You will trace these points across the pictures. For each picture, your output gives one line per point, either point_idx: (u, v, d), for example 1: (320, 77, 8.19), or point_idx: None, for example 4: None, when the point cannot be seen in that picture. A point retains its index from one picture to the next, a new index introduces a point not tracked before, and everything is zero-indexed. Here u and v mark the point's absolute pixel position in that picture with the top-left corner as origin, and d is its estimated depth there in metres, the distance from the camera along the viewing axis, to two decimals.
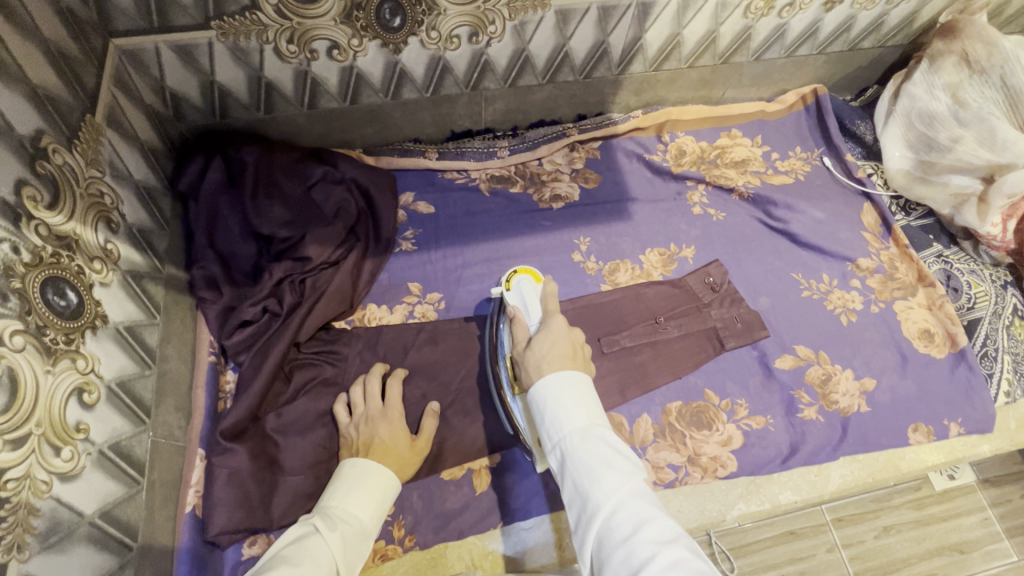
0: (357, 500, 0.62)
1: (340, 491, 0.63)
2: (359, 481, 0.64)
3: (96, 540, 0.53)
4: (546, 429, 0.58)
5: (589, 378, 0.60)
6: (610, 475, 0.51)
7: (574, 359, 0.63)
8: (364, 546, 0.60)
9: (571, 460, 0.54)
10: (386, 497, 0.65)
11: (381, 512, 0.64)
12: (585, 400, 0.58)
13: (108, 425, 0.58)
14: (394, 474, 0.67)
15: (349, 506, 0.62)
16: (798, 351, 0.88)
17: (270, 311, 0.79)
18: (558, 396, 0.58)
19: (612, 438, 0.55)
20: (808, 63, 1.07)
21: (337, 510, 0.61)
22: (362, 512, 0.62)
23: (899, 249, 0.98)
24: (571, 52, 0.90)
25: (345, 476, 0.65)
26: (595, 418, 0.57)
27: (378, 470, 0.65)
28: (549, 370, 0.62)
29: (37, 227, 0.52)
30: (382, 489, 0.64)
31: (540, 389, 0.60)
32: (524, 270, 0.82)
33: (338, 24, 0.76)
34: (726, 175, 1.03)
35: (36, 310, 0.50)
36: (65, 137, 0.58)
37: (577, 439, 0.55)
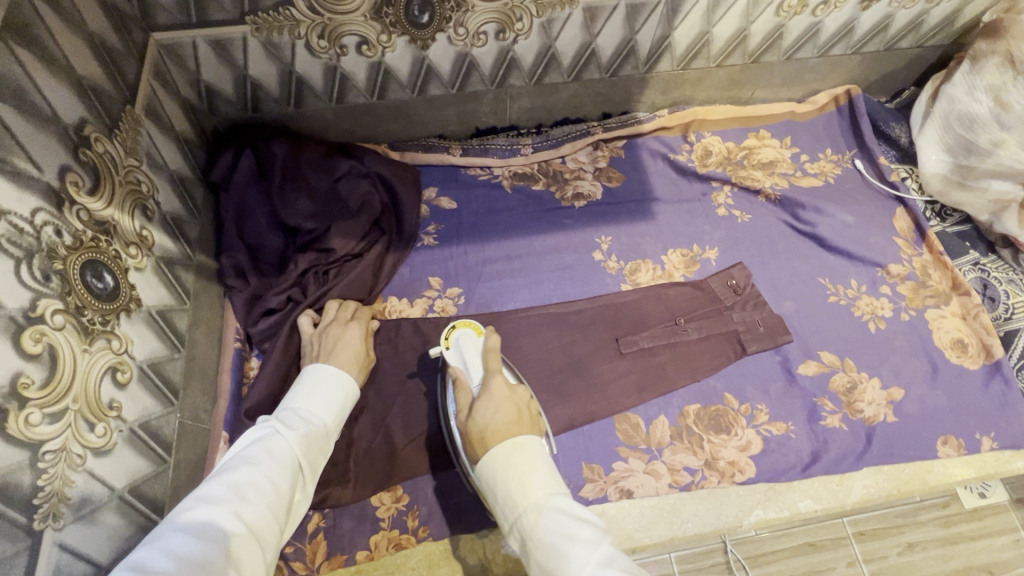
0: (318, 401, 0.61)
1: (302, 393, 0.62)
2: (318, 384, 0.63)
3: (125, 514, 0.55)
4: (502, 509, 0.55)
5: (539, 443, 0.59)
6: (572, 548, 0.49)
7: (520, 422, 0.61)
8: (328, 445, 0.59)
9: (533, 539, 0.52)
10: (345, 400, 0.64)
11: (342, 414, 0.63)
12: (538, 469, 0.56)
13: (139, 404, 0.60)
14: (351, 377, 0.66)
15: (312, 406, 0.60)
16: (823, 358, 0.86)
17: (294, 300, 0.81)
18: (508, 469, 0.56)
19: (571, 506, 0.53)
20: (842, 63, 1.04)
21: (298, 410, 0.59)
22: (324, 410, 0.61)
23: (933, 255, 0.95)
24: (598, 50, 0.90)
25: (307, 380, 0.64)
26: (551, 487, 0.55)
27: (338, 373, 0.65)
28: (494, 443, 0.59)
29: (79, 212, 0.54)
30: (343, 392, 0.64)
31: (488, 468, 0.57)
32: (468, 324, 0.77)
33: (368, 20, 0.77)
34: (752, 176, 1.02)
35: (76, 291, 0.52)
36: (106, 127, 0.60)
37: (533, 516, 0.53)
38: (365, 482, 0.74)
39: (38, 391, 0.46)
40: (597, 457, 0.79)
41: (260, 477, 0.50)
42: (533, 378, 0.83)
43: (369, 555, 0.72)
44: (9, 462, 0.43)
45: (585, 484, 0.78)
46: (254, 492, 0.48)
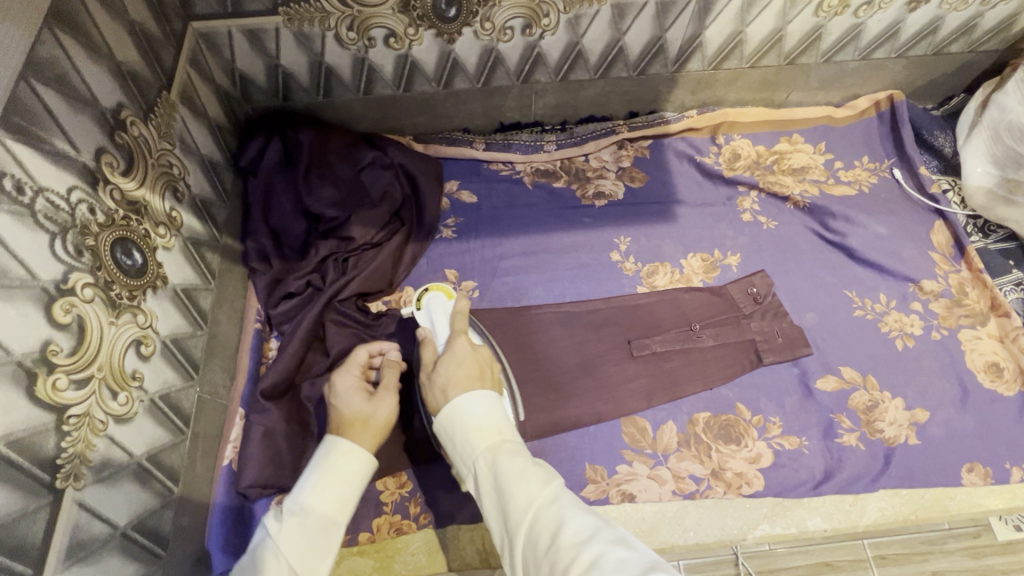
0: (324, 492, 0.55)
1: (308, 481, 0.56)
2: (316, 467, 0.57)
3: (142, 479, 0.58)
4: (458, 454, 0.56)
5: (495, 393, 0.58)
6: (525, 488, 0.50)
7: (482, 379, 0.61)
8: (333, 537, 0.55)
9: (487, 481, 0.53)
10: (348, 479, 0.57)
11: (349, 495, 0.57)
12: (493, 414, 0.56)
13: (161, 377, 0.63)
14: (354, 445, 0.59)
15: (306, 498, 0.55)
16: (844, 373, 0.83)
17: (313, 285, 0.83)
18: (466, 419, 0.56)
19: (525, 450, 0.54)
20: (885, 67, 0.99)
21: (290, 502, 0.55)
22: (315, 500, 0.55)
23: (972, 273, 0.90)
24: (625, 47, 0.88)
25: (316, 462, 0.58)
26: (506, 433, 0.55)
27: (336, 449, 0.58)
28: (453, 394, 0.58)
29: (112, 191, 0.57)
30: (352, 476, 0.57)
31: (445, 417, 0.57)
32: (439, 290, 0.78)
33: (396, 13, 0.78)
34: (781, 182, 0.98)
35: (106, 266, 0.55)
36: (142, 111, 0.63)
37: (487, 460, 0.53)
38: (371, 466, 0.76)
39: (67, 358, 0.49)
40: (601, 459, 0.79)
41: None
42: (541, 376, 0.83)
43: (372, 537, 0.74)
44: (36, 423, 0.46)
45: (588, 484, 0.78)
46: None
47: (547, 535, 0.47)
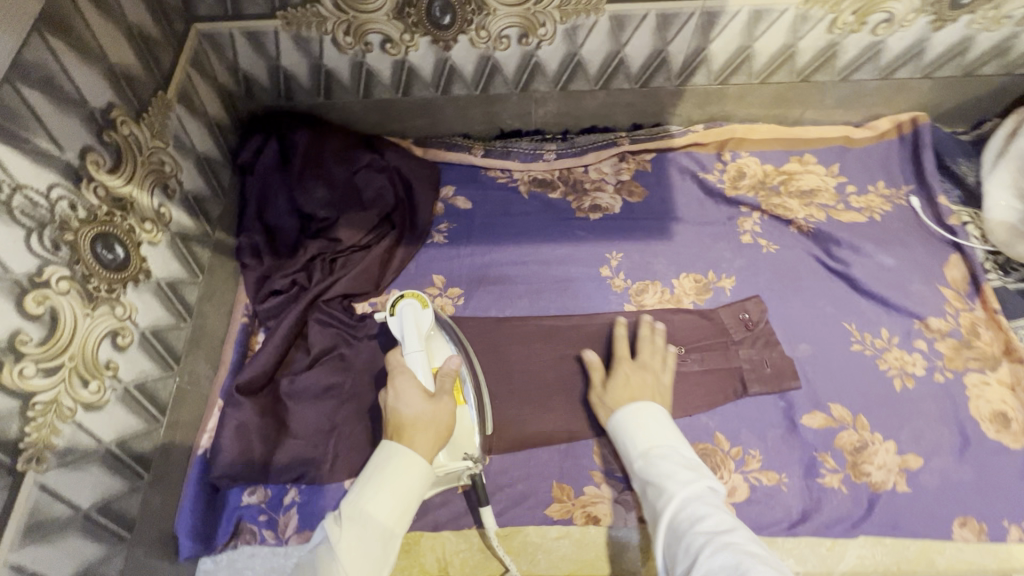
0: (381, 501, 0.57)
1: (370, 485, 0.59)
2: (379, 475, 0.59)
3: (110, 465, 0.61)
4: (622, 450, 0.72)
5: (658, 409, 0.72)
6: (674, 483, 0.63)
7: (647, 399, 0.74)
8: (391, 546, 0.57)
9: (644, 476, 0.67)
10: (407, 490, 0.59)
11: (408, 505, 0.59)
12: (655, 423, 0.71)
13: (137, 367, 0.66)
14: (414, 454, 0.60)
15: (367, 503, 0.57)
16: (833, 411, 0.79)
17: (300, 284, 0.85)
18: (630, 423, 0.72)
19: (678, 456, 0.67)
20: (908, 88, 0.94)
21: (354, 506, 0.57)
22: (377, 508, 0.57)
23: (987, 313, 0.84)
24: (626, 60, 0.86)
25: (378, 466, 0.60)
26: (666, 441, 0.69)
27: (397, 458, 0.60)
28: (624, 405, 0.74)
29: (96, 188, 0.60)
30: (405, 489, 0.59)
31: (613, 419, 0.74)
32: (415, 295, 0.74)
33: (391, 20, 0.79)
34: (786, 205, 0.94)
35: (84, 260, 0.58)
36: (135, 111, 0.66)
37: (642, 456, 0.69)
38: (341, 467, 0.76)
39: (36, 347, 0.52)
40: (569, 478, 0.78)
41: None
42: (516, 388, 0.83)
43: None
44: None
45: (552, 503, 0.77)
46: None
47: (690, 519, 0.59)
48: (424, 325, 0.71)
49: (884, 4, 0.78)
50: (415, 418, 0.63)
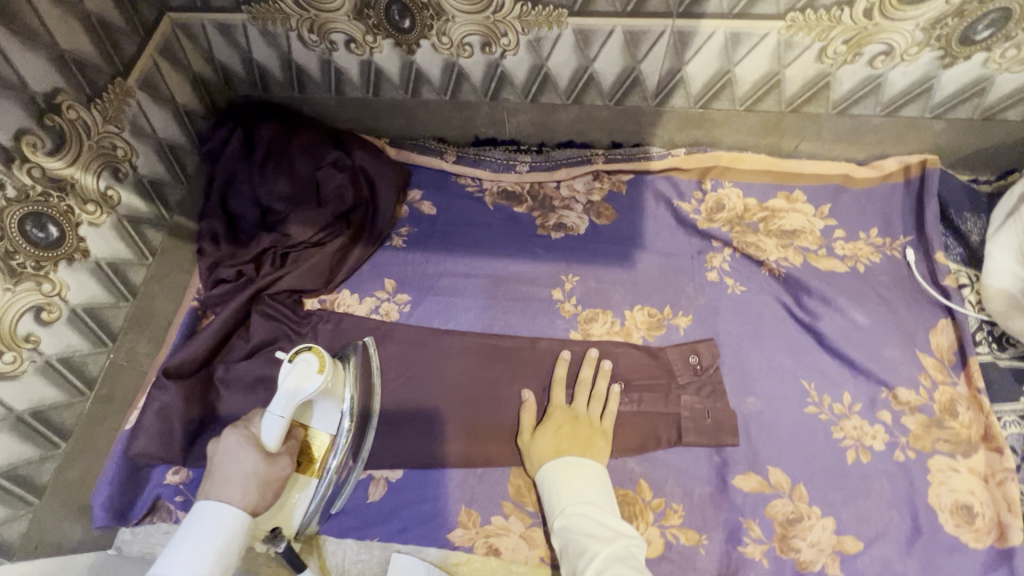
0: (191, 560, 0.53)
1: (180, 545, 0.55)
2: (192, 536, 0.55)
3: (20, 431, 0.64)
4: (546, 508, 0.69)
5: (585, 460, 0.71)
6: (596, 545, 0.61)
7: (575, 447, 0.73)
8: None
9: (566, 538, 0.64)
10: (228, 545, 0.56)
11: (226, 566, 0.55)
12: (580, 478, 0.68)
13: (63, 341, 0.69)
14: (234, 506, 0.59)
15: (182, 569, 0.53)
16: (770, 475, 0.73)
17: (247, 274, 0.86)
18: (555, 478, 0.69)
19: (599, 515, 0.65)
20: (916, 128, 0.84)
21: (162, 572, 0.53)
22: (193, 570, 0.53)
23: (969, 391, 0.75)
24: (596, 75, 0.82)
25: (189, 526, 0.57)
26: (589, 497, 0.67)
27: (215, 514, 0.58)
28: (552, 457, 0.72)
29: (30, 169, 0.63)
30: (225, 546, 0.56)
31: (538, 475, 0.72)
32: (320, 350, 0.65)
33: (352, 20, 0.78)
34: (760, 244, 0.87)
35: (9, 238, 0.61)
36: (85, 96, 0.68)
37: (563, 517, 0.66)
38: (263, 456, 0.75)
39: None
40: (478, 504, 0.76)
41: None
42: (443, 406, 0.81)
43: None
44: None
45: (456, 527, 0.75)
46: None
47: None
48: (304, 393, 0.62)
49: (880, 35, 0.70)
50: (241, 474, 0.61)
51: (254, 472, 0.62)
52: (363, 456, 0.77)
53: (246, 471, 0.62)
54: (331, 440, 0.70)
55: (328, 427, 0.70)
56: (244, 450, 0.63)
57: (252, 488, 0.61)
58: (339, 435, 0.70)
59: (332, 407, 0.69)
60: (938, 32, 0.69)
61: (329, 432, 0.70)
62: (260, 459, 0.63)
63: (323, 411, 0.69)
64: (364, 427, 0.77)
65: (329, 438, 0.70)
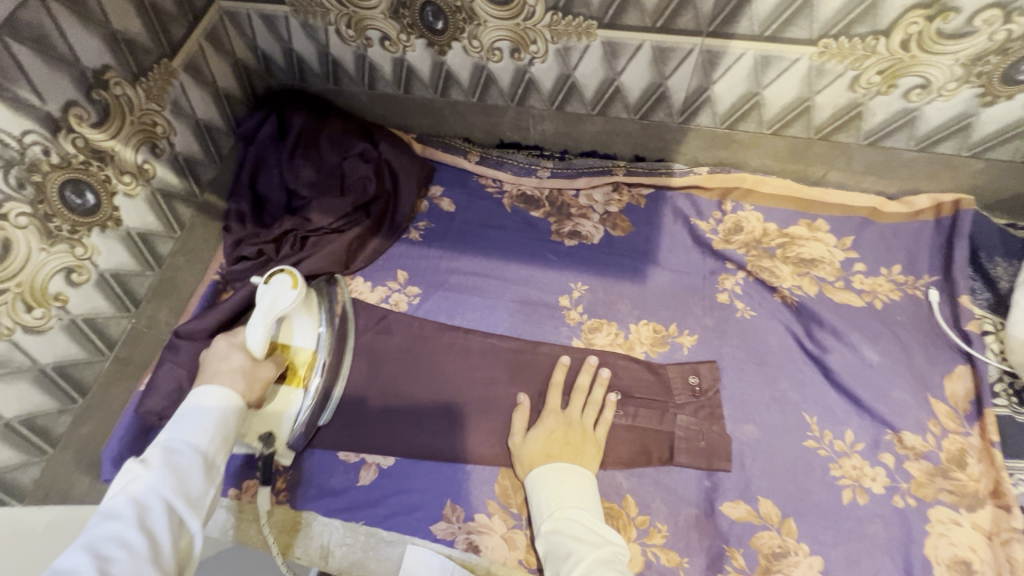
0: (196, 428, 0.58)
1: (179, 421, 0.59)
2: (190, 414, 0.59)
3: (42, 382, 0.69)
4: (533, 515, 0.70)
5: (573, 465, 0.71)
6: (581, 548, 0.62)
7: (563, 454, 0.73)
8: (214, 473, 0.57)
9: (552, 542, 0.65)
10: (225, 420, 0.61)
11: (226, 435, 0.60)
12: (566, 483, 0.69)
13: (89, 302, 0.73)
14: (230, 392, 0.63)
15: (186, 436, 0.57)
16: (760, 506, 0.72)
17: (267, 254, 0.89)
18: (543, 484, 0.70)
19: (584, 518, 0.65)
20: (952, 166, 0.81)
21: (167, 442, 0.56)
22: (195, 435, 0.57)
23: (983, 444, 0.72)
24: (622, 88, 0.82)
25: (186, 406, 0.61)
26: (574, 501, 0.67)
27: (211, 395, 0.62)
28: (538, 462, 0.73)
29: (75, 139, 0.67)
30: (226, 418, 0.61)
31: (527, 482, 0.72)
32: (292, 271, 0.74)
33: (387, 19, 0.81)
34: (775, 271, 0.86)
35: (49, 202, 0.65)
36: (131, 74, 0.72)
37: (549, 522, 0.66)
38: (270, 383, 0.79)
39: None
40: (464, 501, 0.77)
41: (127, 528, 0.48)
42: (439, 400, 0.82)
43: (237, 495, 0.78)
44: None
45: (439, 521, 0.76)
46: (120, 544, 0.47)
47: None
48: (280, 306, 0.71)
49: (917, 68, 0.69)
50: (231, 368, 0.67)
51: (242, 368, 0.67)
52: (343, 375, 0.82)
53: (234, 366, 0.67)
54: (311, 354, 0.80)
55: (309, 342, 0.80)
56: (233, 350, 0.69)
57: (240, 380, 0.66)
58: (319, 350, 0.80)
59: (308, 322, 0.81)
60: (979, 68, 0.67)
61: (310, 347, 0.80)
62: (246, 358, 0.69)
63: (301, 327, 0.80)
64: (341, 354, 0.83)
65: (310, 352, 0.80)
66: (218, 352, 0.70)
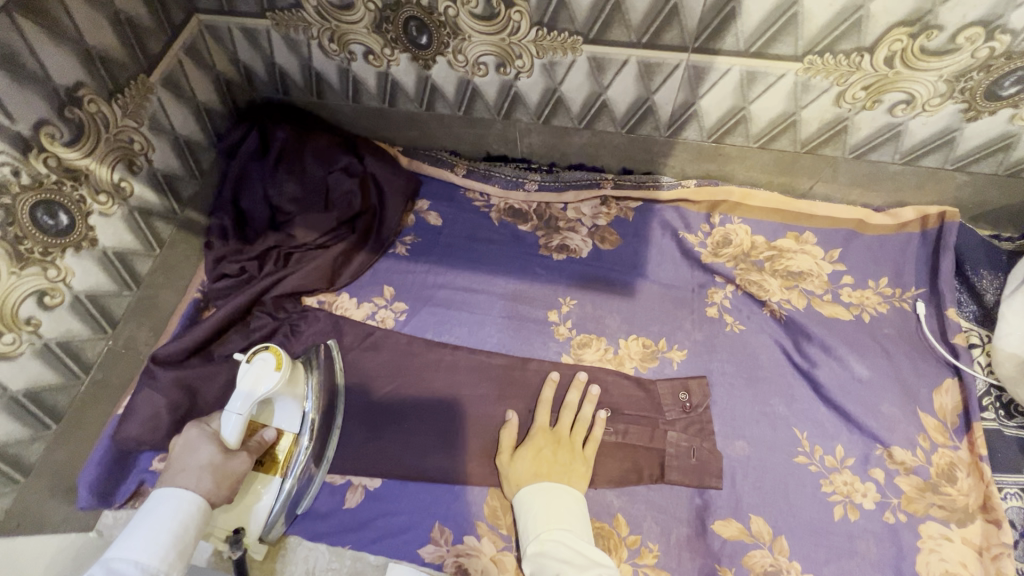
0: (147, 543, 0.58)
1: (133, 531, 0.59)
2: (148, 521, 0.60)
3: (13, 410, 0.67)
4: (520, 536, 0.69)
5: (560, 485, 0.70)
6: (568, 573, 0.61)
7: (553, 473, 0.72)
8: None
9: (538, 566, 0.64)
10: (182, 530, 0.60)
11: (182, 549, 0.60)
12: (553, 504, 0.68)
13: (63, 325, 0.71)
14: (192, 493, 0.63)
15: (136, 551, 0.57)
16: (751, 524, 0.71)
17: (250, 272, 0.87)
18: (530, 505, 0.69)
19: (570, 540, 0.65)
20: (937, 179, 0.82)
21: (118, 559, 0.57)
22: (144, 555, 0.57)
23: (971, 458, 0.72)
24: (609, 103, 0.81)
25: (145, 510, 0.61)
26: (561, 523, 0.66)
27: (163, 507, 0.61)
28: (528, 481, 0.72)
29: (46, 159, 0.65)
30: (182, 529, 0.60)
31: (514, 502, 0.71)
32: (277, 349, 0.70)
33: (370, 33, 0.79)
34: (764, 284, 0.86)
35: (19, 224, 0.63)
36: (107, 91, 0.71)
37: (536, 545, 0.65)
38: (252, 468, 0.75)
39: None
40: (452, 522, 0.75)
41: None
42: (426, 419, 0.81)
43: None
44: None
45: (428, 543, 0.74)
46: None
47: None
48: (262, 388, 0.67)
49: (902, 84, 0.69)
50: (198, 465, 0.65)
51: (210, 463, 0.65)
52: (329, 454, 0.78)
53: (202, 462, 0.65)
54: (293, 439, 0.75)
55: (290, 427, 0.75)
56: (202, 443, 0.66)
57: (207, 477, 0.64)
58: (301, 435, 0.75)
59: (291, 404, 0.74)
60: (962, 85, 0.68)
61: (290, 433, 0.75)
62: (217, 451, 0.66)
63: (285, 409, 0.74)
64: (325, 437, 0.78)
65: (291, 438, 0.75)
66: (188, 443, 0.67)
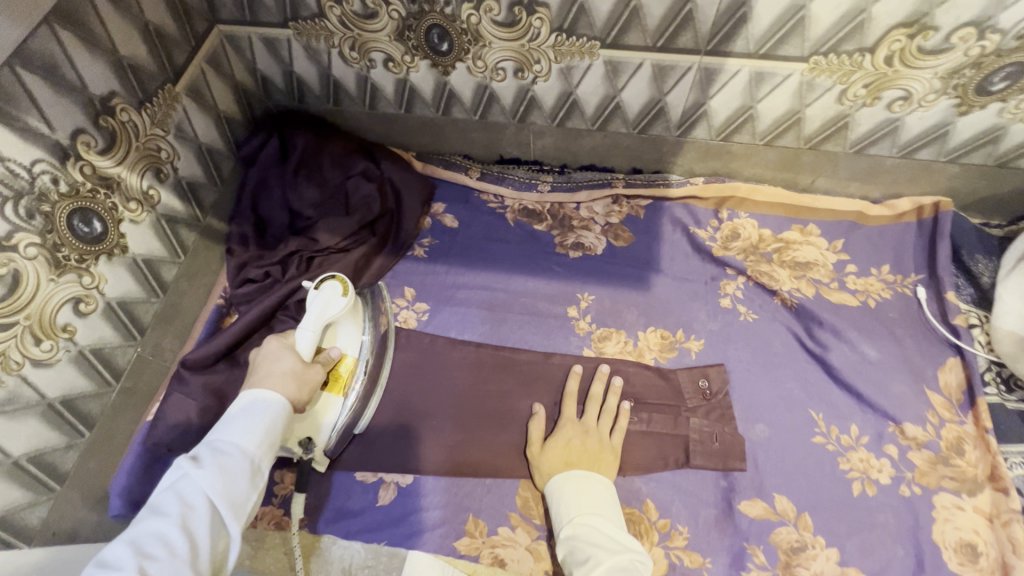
0: (244, 430, 0.57)
1: (231, 420, 0.58)
2: (244, 412, 0.59)
3: (49, 417, 0.67)
4: (553, 522, 0.70)
5: (591, 473, 0.72)
6: (599, 553, 0.62)
7: (584, 462, 0.74)
8: (258, 480, 0.56)
9: (570, 548, 0.65)
10: (274, 424, 0.59)
11: (274, 441, 0.59)
12: (584, 490, 0.70)
13: (96, 332, 0.71)
14: (282, 394, 0.62)
15: (233, 436, 0.56)
16: (775, 503, 0.74)
17: (274, 276, 0.88)
18: (562, 491, 0.71)
19: (602, 525, 0.66)
20: (932, 171, 0.87)
21: (218, 441, 0.56)
22: (245, 439, 0.56)
23: (977, 431, 0.76)
24: (622, 105, 0.85)
25: (241, 403, 0.61)
26: (593, 508, 0.68)
27: (264, 397, 0.61)
28: (558, 470, 0.74)
29: (82, 167, 0.66)
30: (276, 423, 0.60)
31: (547, 489, 0.73)
32: (341, 278, 0.75)
33: (392, 41, 0.82)
34: (773, 274, 0.89)
35: (58, 232, 0.63)
36: (137, 100, 0.72)
37: (568, 528, 0.67)
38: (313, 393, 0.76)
39: None
40: (485, 514, 0.77)
41: (168, 530, 0.48)
42: (455, 414, 0.83)
43: (253, 523, 0.76)
44: None
45: (463, 536, 0.75)
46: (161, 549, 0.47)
47: None
48: (330, 311, 0.71)
49: (900, 81, 0.74)
50: (282, 370, 0.65)
51: (293, 369, 0.66)
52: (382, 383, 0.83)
53: (285, 369, 0.65)
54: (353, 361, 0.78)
55: (352, 347, 0.77)
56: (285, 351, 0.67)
57: (291, 383, 0.65)
58: (360, 357, 0.78)
59: (352, 328, 0.78)
60: (955, 81, 0.73)
61: (352, 353, 0.77)
62: (297, 360, 0.67)
63: (346, 333, 0.77)
64: (378, 360, 0.83)
65: (353, 358, 0.77)
66: (268, 352, 0.68)
